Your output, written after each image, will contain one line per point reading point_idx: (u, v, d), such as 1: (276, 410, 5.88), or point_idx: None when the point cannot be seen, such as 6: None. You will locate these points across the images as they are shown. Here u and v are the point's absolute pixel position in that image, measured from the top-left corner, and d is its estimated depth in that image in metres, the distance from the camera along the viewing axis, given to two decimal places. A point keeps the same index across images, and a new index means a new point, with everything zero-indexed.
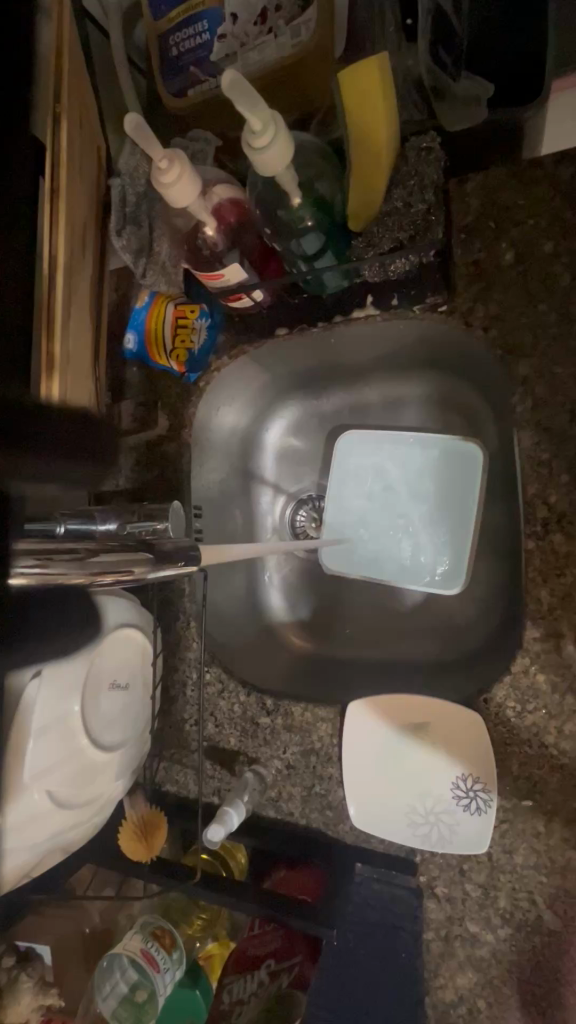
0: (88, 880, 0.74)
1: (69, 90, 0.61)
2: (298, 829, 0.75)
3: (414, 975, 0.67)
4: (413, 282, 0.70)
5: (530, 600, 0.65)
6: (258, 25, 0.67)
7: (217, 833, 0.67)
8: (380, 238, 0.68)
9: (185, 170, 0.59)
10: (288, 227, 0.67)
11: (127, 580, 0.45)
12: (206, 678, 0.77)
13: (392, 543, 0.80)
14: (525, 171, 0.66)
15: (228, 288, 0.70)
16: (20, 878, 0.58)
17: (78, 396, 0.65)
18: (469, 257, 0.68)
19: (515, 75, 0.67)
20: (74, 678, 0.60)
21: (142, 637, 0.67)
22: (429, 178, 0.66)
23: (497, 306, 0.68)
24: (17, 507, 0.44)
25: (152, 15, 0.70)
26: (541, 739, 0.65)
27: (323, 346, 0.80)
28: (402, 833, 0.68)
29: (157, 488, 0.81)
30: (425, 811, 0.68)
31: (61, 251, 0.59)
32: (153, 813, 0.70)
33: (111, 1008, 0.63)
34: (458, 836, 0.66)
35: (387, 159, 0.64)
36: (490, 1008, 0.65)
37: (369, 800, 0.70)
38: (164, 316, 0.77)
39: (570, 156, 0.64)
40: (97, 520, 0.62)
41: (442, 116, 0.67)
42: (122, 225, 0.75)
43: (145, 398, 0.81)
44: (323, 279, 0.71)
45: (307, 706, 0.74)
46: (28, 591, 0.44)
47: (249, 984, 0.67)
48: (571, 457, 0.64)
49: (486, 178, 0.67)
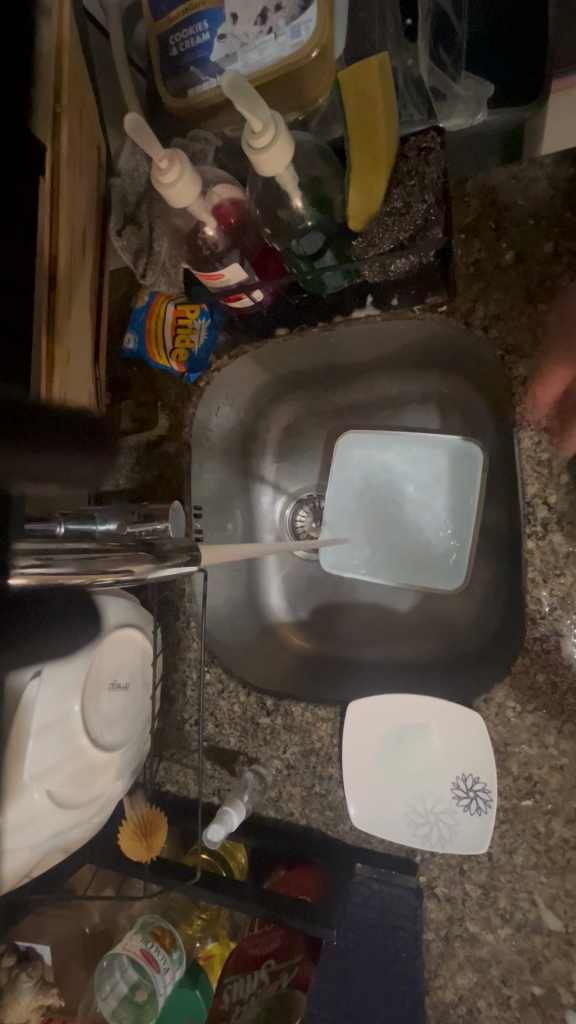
0: (88, 879, 0.74)
1: (70, 89, 0.61)
2: (297, 829, 0.75)
3: (414, 975, 0.67)
4: (414, 283, 0.70)
5: (531, 601, 0.65)
6: (258, 25, 0.66)
7: (218, 833, 0.67)
8: (380, 238, 0.67)
9: (185, 170, 0.59)
10: (288, 227, 0.67)
11: (127, 580, 0.44)
12: (206, 678, 0.78)
13: (393, 546, 0.79)
14: (526, 172, 0.67)
15: (228, 288, 0.69)
16: (20, 878, 0.58)
17: (77, 395, 0.65)
18: (469, 257, 0.68)
19: (515, 75, 0.66)
20: (73, 678, 0.60)
21: (142, 636, 0.67)
22: (430, 178, 0.66)
23: (497, 305, 0.68)
24: (17, 507, 0.43)
25: (152, 16, 0.71)
26: (541, 739, 0.65)
27: (325, 348, 0.80)
28: (402, 833, 0.68)
29: (157, 488, 0.81)
30: (425, 811, 0.67)
31: (62, 250, 0.59)
32: (153, 813, 0.70)
33: (111, 1009, 0.63)
34: (458, 836, 0.66)
35: (389, 156, 0.64)
36: (490, 1008, 0.65)
37: (370, 804, 0.69)
38: (164, 316, 0.78)
39: (571, 156, 0.65)
40: (97, 520, 0.62)
41: (441, 115, 0.66)
42: (122, 224, 0.76)
43: (146, 398, 0.82)
44: (323, 279, 0.70)
45: (307, 706, 0.74)
46: (28, 591, 0.44)
47: (248, 984, 0.66)
48: (571, 458, 0.64)
49: (487, 178, 0.68)
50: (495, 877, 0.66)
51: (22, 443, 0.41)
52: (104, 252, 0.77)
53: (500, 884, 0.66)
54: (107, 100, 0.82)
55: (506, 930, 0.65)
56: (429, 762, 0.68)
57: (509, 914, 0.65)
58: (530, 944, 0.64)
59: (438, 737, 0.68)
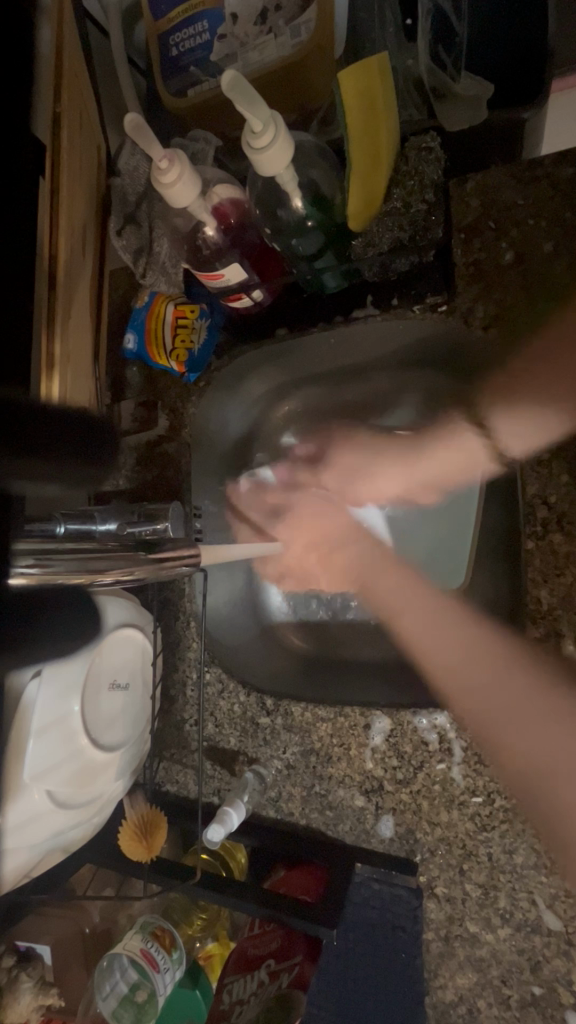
0: (88, 879, 0.75)
1: (71, 88, 0.61)
2: (298, 829, 0.75)
3: (415, 975, 0.68)
4: (413, 282, 0.71)
5: (530, 600, 0.65)
6: (258, 26, 0.67)
7: (218, 833, 0.67)
8: (380, 237, 0.69)
9: (185, 170, 0.59)
10: (287, 226, 0.67)
11: (127, 580, 0.46)
12: (206, 678, 0.78)
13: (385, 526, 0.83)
14: (525, 171, 0.67)
15: (227, 289, 0.70)
16: (20, 878, 0.58)
17: (77, 395, 0.65)
18: (468, 257, 0.68)
19: (514, 75, 0.67)
20: (75, 678, 0.60)
21: (142, 637, 0.67)
22: (429, 178, 0.68)
23: (496, 306, 0.68)
24: (18, 509, 0.43)
25: (152, 16, 0.71)
26: (472, 784, 0.67)
27: (326, 353, 0.78)
28: (388, 820, 0.70)
29: (157, 489, 0.81)
30: (411, 796, 0.69)
31: (61, 251, 0.59)
32: (153, 814, 0.70)
33: (111, 1008, 0.63)
34: (454, 828, 0.67)
35: (388, 154, 0.64)
36: (490, 1008, 0.66)
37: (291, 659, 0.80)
38: (164, 317, 0.77)
39: (570, 157, 0.65)
40: (97, 519, 0.63)
41: (442, 116, 0.68)
42: (122, 224, 0.77)
43: (146, 397, 0.83)
44: (323, 279, 0.72)
45: (307, 706, 0.73)
46: (40, 595, 0.43)
47: (248, 985, 0.66)
48: (572, 457, 0.64)
49: (486, 178, 0.68)
50: (495, 877, 0.66)
51: (29, 448, 0.38)
52: (103, 253, 0.77)
53: (499, 884, 0.66)
54: (108, 100, 0.82)
55: (506, 930, 0.65)
56: (442, 775, 0.68)
57: (509, 913, 0.65)
58: (530, 945, 0.64)
59: (436, 731, 0.68)
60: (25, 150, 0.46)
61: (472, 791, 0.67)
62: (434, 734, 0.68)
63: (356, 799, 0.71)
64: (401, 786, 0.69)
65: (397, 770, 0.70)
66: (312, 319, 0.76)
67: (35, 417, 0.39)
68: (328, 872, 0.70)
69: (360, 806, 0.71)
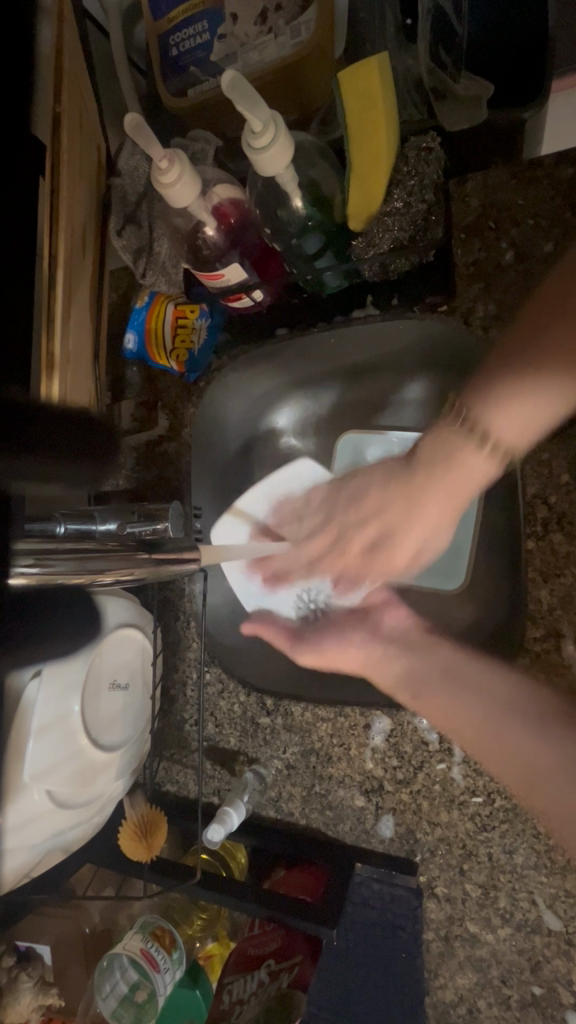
0: (88, 879, 0.75)
1: (72, 87, 0.61)
2: (298, 829, 0.75)
3: (415, 975, 0.68)
4: (414, 281, 0.71)
5: (530, 601, 0.66)
6: (258, 26, 0.67)
7: (218, 833, 0.67)
8: (380, 238, 0.67)
9: (185, 170, 0.59)
10: (288, 227, 0.67)
11: (126, 580, 0.46)
12: (206, 678, 0.78)
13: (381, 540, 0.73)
14: (525, 171, 0.68)
15: (228, 289, 0.70)
16: (19, 879, 0.58)
17: (77, 395, 0.65)
18: (468, 258, 0.70)
19: (515, 76, 0.67)
20: (75, 678, 0.60)
21: (142, 637, 0.67)
22: (429, 178, 0.67)
23: (496, 305, 0.69)
24: (19, 509, 0.43)
25: (152, 16, 0.71)
26: (472, 784, 0.67)
27: (327, 354, 0.77)
28: (389, 820, 0.70)
29: (157, 488, 0.82)
30: (411, 796, 0.69)
31: (61, 251, 0.59)
32: (153, 814, 0.70)
33: (111, 1009, 0.63)
34: (454, 829, 0.67)
35: (389, 153, 0.64)
36: (490, 1008, 0.66)
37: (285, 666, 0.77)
38: (164, 316, 0.77)
39: (571, 156, 0.67)
40: (97, 520, 0.62)
41: (442, 116, 0.69)
42: (122, 224, 0.76)
43: (146, 397, 0.84)
44: (323, 279, 0.72)
45: (307, 707, 0.73)
46: (41, 595, 0.43)
47: (248, 984, 0.66)
48: (571, 456, 0.65)
49: (486, 179, 0.69)
50: (495, 878, 0.66)
51: (30, 448, 0.38)
52: (103, 254, 0.78)
53: (500, 884, 0.66)
54: (108, 100, 0.82)
55: (506, 930, 0.65)
56: (443, 775, 0.68)
57: (509, 913, 0.65)
58: (530, 945, 0.64)
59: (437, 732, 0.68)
60: (26, 150, 0.46)
61: (472, 791, 0.67)
62: (435, 734, 0.68)
63: (356, 799, 0.71)
64: (401, 786, 0.70)
65: (398, 770, 0.70)
66: (313, 319, 0.77)
67: (34, 417, 0.39)
68: (327, 875, 0.69)
69: (360, 806, 0.71)
